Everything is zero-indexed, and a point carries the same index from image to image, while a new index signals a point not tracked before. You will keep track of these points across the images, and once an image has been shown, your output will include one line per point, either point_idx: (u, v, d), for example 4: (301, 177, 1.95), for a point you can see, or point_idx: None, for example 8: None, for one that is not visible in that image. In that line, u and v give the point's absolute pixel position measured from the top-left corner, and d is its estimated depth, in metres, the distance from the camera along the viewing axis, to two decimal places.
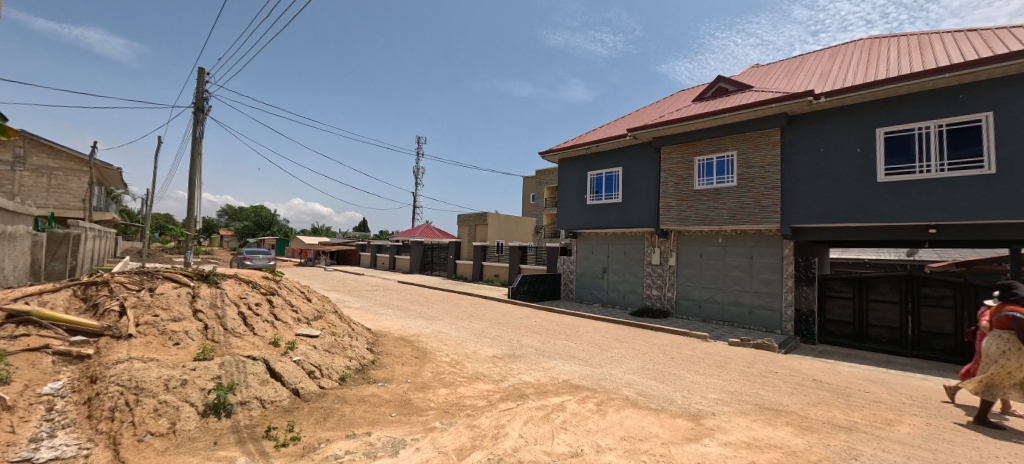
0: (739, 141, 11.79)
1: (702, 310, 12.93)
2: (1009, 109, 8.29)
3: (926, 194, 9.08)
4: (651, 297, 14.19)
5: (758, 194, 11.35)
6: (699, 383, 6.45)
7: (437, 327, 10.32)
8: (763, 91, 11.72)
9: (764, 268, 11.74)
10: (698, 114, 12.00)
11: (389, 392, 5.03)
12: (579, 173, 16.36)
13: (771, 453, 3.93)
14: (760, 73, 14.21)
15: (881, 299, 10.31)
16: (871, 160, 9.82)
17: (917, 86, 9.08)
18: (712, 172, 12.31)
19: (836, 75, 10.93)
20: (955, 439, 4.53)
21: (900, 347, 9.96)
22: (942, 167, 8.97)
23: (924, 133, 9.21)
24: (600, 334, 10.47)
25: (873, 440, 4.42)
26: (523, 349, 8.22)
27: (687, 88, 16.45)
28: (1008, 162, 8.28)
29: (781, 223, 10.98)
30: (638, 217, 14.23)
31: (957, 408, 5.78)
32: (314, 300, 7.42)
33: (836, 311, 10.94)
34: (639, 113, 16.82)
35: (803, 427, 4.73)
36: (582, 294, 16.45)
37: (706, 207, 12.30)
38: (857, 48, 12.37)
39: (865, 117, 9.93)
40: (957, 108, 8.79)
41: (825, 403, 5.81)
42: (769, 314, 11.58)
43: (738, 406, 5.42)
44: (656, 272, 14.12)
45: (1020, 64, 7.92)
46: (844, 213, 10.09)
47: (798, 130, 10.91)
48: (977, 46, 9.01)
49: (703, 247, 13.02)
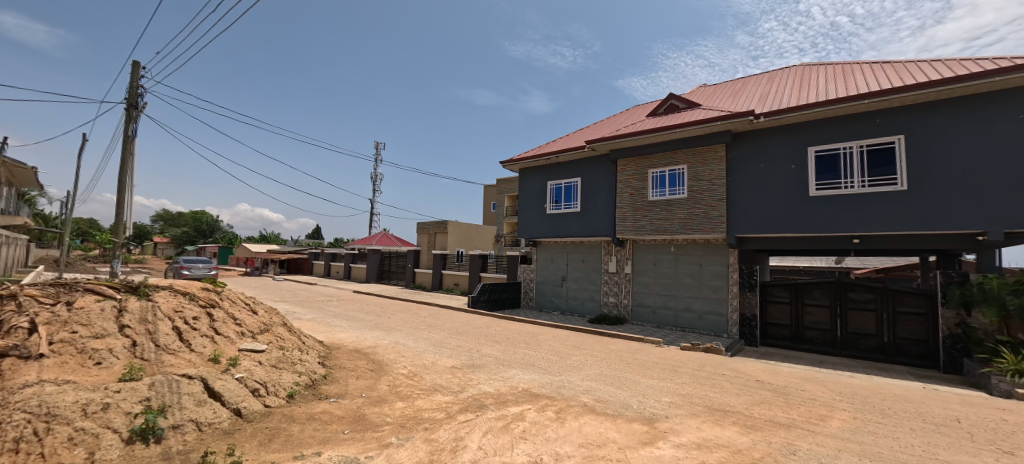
0: (689, 155, 12.41)
1: (656, 316, 13.39)
2: (916, 134, 9.33)
3: (850, 208, 9.95)
4: (608, 304, 14.53)
5: (706, 205, 11.95)
6: (653, 388, 6.66)
7: (394, 338, 10.02)
8: (710, 109, 12.44)
9: (712, 275, 12.36)
10: (651, 128, 12.54)
11: (341, 408, 4.79)
12: (540, 182, 16.57)
13: (719, 452, 4.10)
14: (708, 93, 15.08)
15: (814, 303, 11.13)
16: (804, 176, 10.65)
17: (842, 110, 10.01)
18: (665, 184, 12.86)
19: (774, 97, 11.80)
20: (879, 431, 4.95)
21: (832, 347, 10.79)
22: (863, 184, 9.89)
23: (848, 153, 10.12)
24: (559, 341, 10.58)
25: (809, 435, 4.73)
26: (482, 359, 8.15)
27: (641, 104, 17.21)
28: (917, 180, 9.27)
29: (726, 233, 11.62)
30: (596, 226, 14.59)
31: (882, 403, 6.32)
32: (260, 312, 6.97)
33: (776, 315, 11.68)
34: (596, 125, 17.35)
35: (748, 426, 4.98)
36: (542, 302, 16.57)
37: (659, 217, 12.81)
38: (791, 74, 13.46)
39: (799, 136, 10.78)
40: (875, 131, 9.76)
41: (768, 402, 6.17)
42: (718, 319, 12.18)
43: (689, 408, 5.64)
44: (613, 279, 14.49)
45: (925, 93, 8.95)
46: (781, 224, 10.85)
47: (741, 146, 11.65)
48: (891, 77, 10.07)
49: (656, 255, 13.53)
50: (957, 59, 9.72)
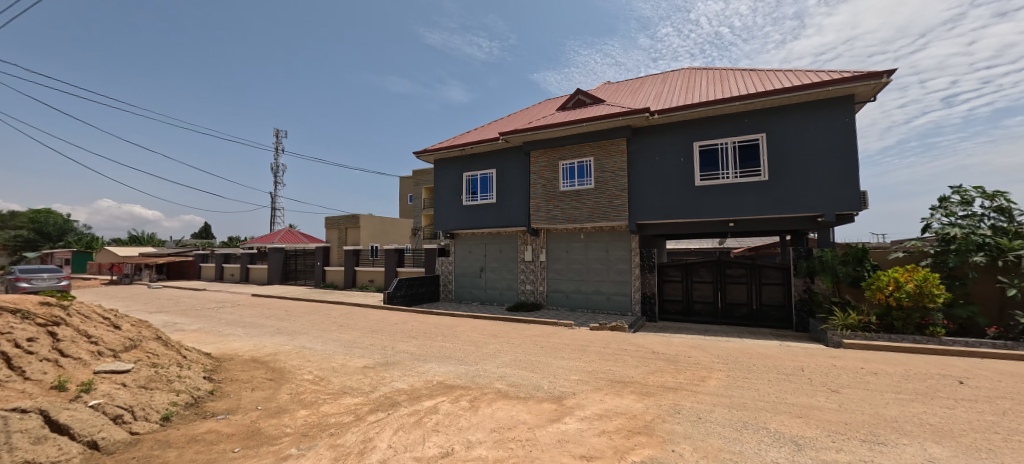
0: (595, 148, 13.18)
1: (570, 300, 14.15)
2: (774, 132, 10.99)
3: (727, 196, 11.42)
4: (525, 292, 15.02)
5: (611, 195, 12.83)
6: (564, 368, 7.06)
7: (300, 342, 9.29)
8: (613, 106, 13.31)
9: (618, 259, 13.37)
10: (559, 122, 13.07)
11: (230, 426, 4.35)
12: (454, 174, 16.41)
13: (618, 419, 4.49)
14: (610, 90, 16.11)
15: (701, 280, 12.62)
16: (691, 168, 11.94)
17: (719, 111, 11.39)
18: (574, 175, 13.54)
19: (666, 97, 13.01)
20: (745, 385, 5.83)
21: (714, 316, 12.35)
22: (737, 175, 11.39)
23: (725, 148, 11.58)
24: (477, 332, 10.69)
25: (691, 395, 5.41)
26: (397, 355, 7.93)
27: (552, 99, 17.89)
28: (776, 172, 10.93)
29: (629, 220, 12.62)
30: (512, 217, 14.90)
31: (749, 361, 7.43)
32: (124, 327, 5.99)
33: (671, 292, 13.01)
34: (510, 117, 17.65)
35: (643, 393, 5.54)
36: (462, 294, 16.55)
37: (570, 207, 13.48)
38: (680, 77, 14.96)
39: (686, 133, 12.05)
40: (745, 130, 11.29)
41: (661, 370, 6.89)
42: (623, 299, 13.24)
43: (594, 383, 6.09)
44: (529, 268, 14.97)
45: (781, 98, 10.58)
46: (674, 211, 12.08)
47: (639, 141, 12.69)
48: (755, 83, 11.67)
49: (568, 243, 14.25)
50: (803, 70, 11.58)
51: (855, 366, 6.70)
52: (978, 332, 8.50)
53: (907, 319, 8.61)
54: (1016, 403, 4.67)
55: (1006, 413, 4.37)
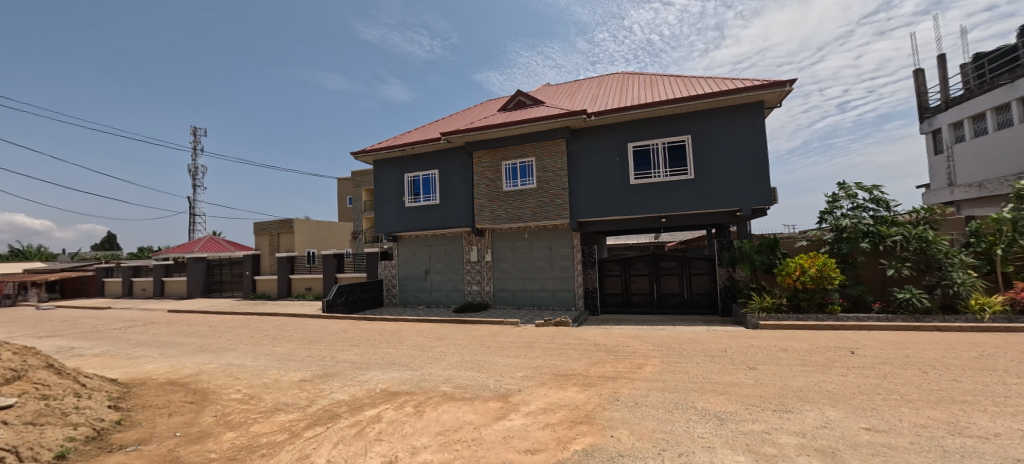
0: (537, 148, 13.42)
1: (516, 299, 14.32)
2: (699, 134, 11.87)
3: (659, 194, 12.15)
4: (472, 292, 14.97)
5: (553, 194, 13.14)
6: (510, 365, 7.15)
7: (227, 359, 8.58)
8: (552, 107, 13.63)
9: (561, 257, 13.75)
10: (501, 122, 13.16)
11: (142, 457, 3.93)
12: (396, 175, 15.93)
13: (562, 412, 4.63)
14: (550, 92, 16.50)
15: (638, 273, 13.32)
16: (626, 168, 12.55)
17: (650, 113, 12.08)
18: (517, 175, 13.70)
19: (602, 100, 13.57)
20: (676, 368, 6.27)
21: (651, 306, 13.10)
22: (667, 174, 12.15)
23: (656, 149, 12.31)
24: (423, 335, 10.49)
25: (629, 382, 5.72)
26: (337, 366, 7.58)
27: (493, 99, 17.98)
28: (701, 171, 11.80)
29: (570, 218, 13.01)
30: (456, 217, 14.78)
31: (681, 347, 7.97)
32: (4, 357, 5.19)
33: (611, 286, 13.60)
34: (452, 117, 17.49)
35: (584, 384, 5.75)
36: (406, 298, 16.14)
37: (513, 207, 13.62)
38: (614, 81, 15.68)
39: (621, 134, 12.65)
40: (673, 132, 12.09)
41: (602, 361, 7.20)
42: (567, 294, 13.64)
43: (539, 378, 6.23)
44: (474, 268, 14.94)
45: (704, 103, 11.44)
46: (611, 208, 12.64)
47: (578, 141, 13.12)
48: (681, 88, 12.53)
49: (513, 242, 14.40)
50: (722, 77, 12.62)
51: (770, 344, 7.43)
52: (866, 307, 9.77)
53: (811, 299, 9.73)
54: (893, 367, 5.42)
55: (886, 376, 5.08)
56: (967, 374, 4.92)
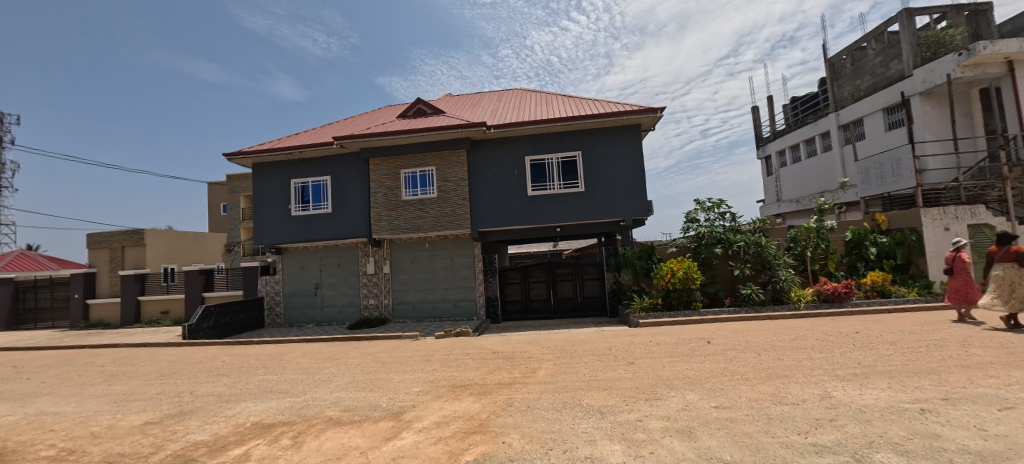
0: (437, 158, 13.23)
1: (416, 311, 13.86)
2: (588, 151, 12.86)
3: (554, 205, 12.84)
4: (368, 307, 14.10)
5: (454, 204, 13.05)
6: (405, 381, 6.85)
7: (39, 407, 6.81)
8: (452, 117, 13.63)
9: (462, 266, 13.71)
10: (399, 129, 12.74)
11: None
12: (280, 182, 14.39)
13: (456, 424, 4.56)
14: (451, 102, 16.51)
15: (536, 280, 13.86)
16: (524, 180, 13.03)
17: (545, 129, 12.77)
18: (417, 184, 13.32)
19: (501, 113, 13.98)
20: (567, 369, 6.61)
21: (550, 311, 13.72)
22: (561, 187, 12.91)
23: (551, 163, 13.02)
24: (310, 357, 9.56)
25: (524, 386, 5.87)
26: (198, 401, 6.50)
27: (392, 105, 17.41)
28: (590, 184, 12.78)
29: (471, 228, 13.04)
30: (351, 227, 13.84)
31: (572, 348, 8.48)
32: None
33: (512, 293, 13.92)
34: (346, 121, 16.47)
35: (480, 393, 5.75)
36: (292, 317, 14.58)
37: (413, 216, 13.21)
38: (513, 96, 16.31)
39: (519, 147, 13.13)
40: (566, 148, 12.94)
41: (499, 368, 7.30)
42: (469, 304, 13.62)
43: (435, 391, 6.08)
44: (371, 281, 14.12)
45: (592, 122, 12.48)
46: (511, 218, 13.01)
47: (479, 152, 13.27)
48: (573, 108, 13.51)
49: (413, 253, 13.95)
50: (606, 100, 13.92)
51: (647, 340, 8.28)
52: (720, 302, 11.47)
53: (680, 298, 11.11)
54: (737, 352, 6.44)
55: (732, 359, 5.99)
56: (787, 353, 6.03)
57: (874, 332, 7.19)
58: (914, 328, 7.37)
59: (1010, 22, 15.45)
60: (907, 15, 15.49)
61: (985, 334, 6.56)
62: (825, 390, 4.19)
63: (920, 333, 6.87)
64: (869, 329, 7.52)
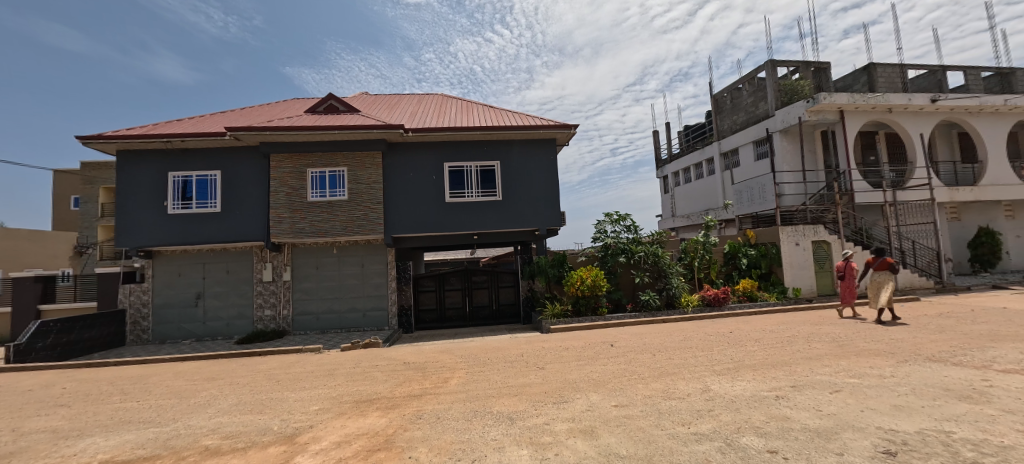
0: (349, 158, 12.50)
1: (320, 323, 12.85)
2: (506, 161, 13.13)
3: (472, 212, 12.86)
4: (263, 319, 12.73)
5: (366, 208, 12.40)
6: (302, 400, 6.28)
7: None
8: (367, 117, 13.01)
9: (373, 273, 13.06)
10: (307, 125, 11.82)
11: None
12: (156, 174, 12.45)
13: (359, 442, 4.29)
14: (366, 101, 15.78)
15: (452, 288, 13.69)
16: (442, 186, 12.87)
17: (465, 137, 12.79)
18: (325, 185, 12.43)
19: (420, 117, 13.71)
20: (479, 377, 6.61)
21: (465, 320, 13.61)
22: (479, 195, 13.00)
23: (470, 171, 13.04)
24: (185, 378, 8.32)
25: (435, 397, 5.74)
26: (25, 440, 5.28)
27: (299, 99, 16.14)
28: (508, 193, 13.03)
29: (384, 234, 12.50)
30: (244, 230, 12.44)
31: (485, 356, 8.51)
32: None
33: (426, 302, 13.56)
34: (243, 112, 14.87)
35: (388, 407, 5.49)
36: (166, 332, 12.61)
37: (320, 219, 12.28)
38: (433, 101, 16.10)
39: (438, 153, 12.96)
40: (485, 157, 13.08)
41: (409, 379, 7.04)
42: (380, 314, 12.99)
43: (337, 408, 5.67)
44: (267, 290, 12.79)
45: (511, 133, 12.80)
46: (427, 225, 12.73)
47: (395, 156, 12.83)
48: (492, 118, 13.74)
49: (318, 259, 12.96)
50: (524, 113, 14.40)
51: (556, 345, 8.63)
52: (623, 308, 12.38)
53: (588, 304, 11.77)
54: (635, 353, 7.00)
55: (630, 360, 6.50)
56: (676, 353, 6.69)
57: (744, 331, 8.32)
58: (773, 327, 8.68)
59: (842, 79, 19.11)
60: (771, 65, 18.37)
61: (823, 330, 7.95)
62: (706, 384, 4.71)
63: (777, 331, 8.10)
64: (740, 329, 8.69)
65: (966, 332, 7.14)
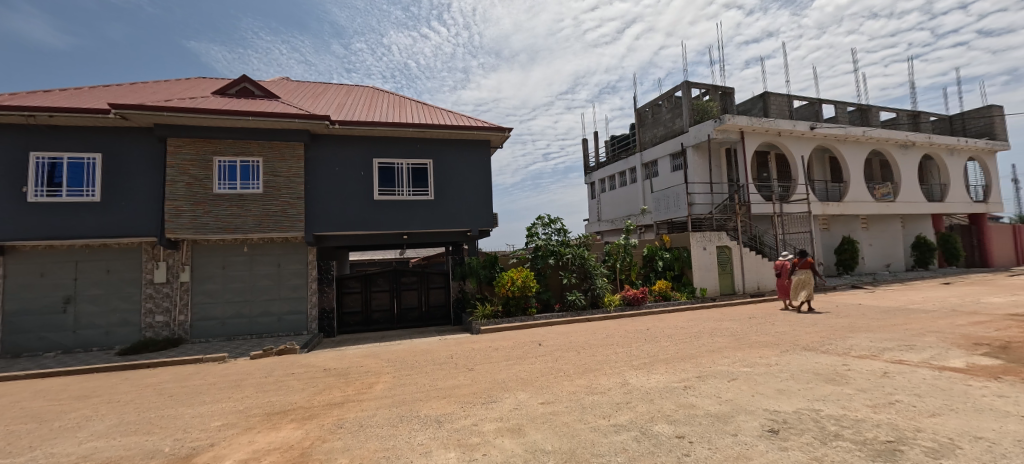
0: (265, 148, 11.52)
1: (226, 328, 11.68)
2: (439, 160, 12.97)
3: (401, 211, 12.50)
4: (155, 325, 11.28)
5: (284, 203, 11.53)
6: (204, 415, 5.68)
7: None
8: (288, 104, 12.10)
9: (291, 274, 12.15)
10: (217, 109, 10.70)
11: None
12: (13, 155, 10.48)
13: (270, 458, 3.99)
14: (287, 87, 14.65)
15: (378, 289, 13.18)
16: (370, 182, 12.36)
17: (397, 133, 12.41)
18: (235, 176, 11.34)
19: (347, 110, 13.04)
20: (406, 381, 6.45)
21: (392, 322, 13.18)
22: (410, 194, 12.70)
23: (400, 168, 12.68)
24: (50, 397, 7.09)
25: (358, 404, 5.51)
26: None
27: (206, 80, 14.54)
28: (440, 193, 12.86)
29: (304, 231, 11.70)
30: (133, 224, 10.95)
31: (413, 359, 8.32)
32: None
33: (350, 304, 12.92)
34: (134, 88, 13.05)
35: (304, 418, 5.15)
36: (22, 343, 10.67)
37: (228, 214, 11.17)
38: (363, 93, 15.40)
39: (367, 148, 12.43)
40: (417, 155, 12.80)
41: (330, 387, 6.67)
42: (297, 317, 12.12)
43: (245, 423, 5.21)
44: (160, 292, 11.36)
45: (445, 132, 12.68)
46: (353, 223, 12.15)
47: (318, 148, 12.08)
48: (426, 115, 13.48)
49: (225, 258, 11.77)
50: (459, 113, 14.32)
51: (486, 345, 8.71)
52: (551, 308, 12.79)
53: (518, 305, 12.00)
54: (561, 351, 7.30)
55: (557, 358, 6.76)
56: (598, 350, 7.09)
57: (658, 328, 9.06)
58: (683, 324, 9.54)
59: (743, 104, 21.45)
60: (686, 85, 20.09)
61: (724, 325, 8.90)
62: (624, 378, 5.05)
63: (686, 327, 8.92)
64: (655, 326, 9.44)
65: (833, 325, 8.41)
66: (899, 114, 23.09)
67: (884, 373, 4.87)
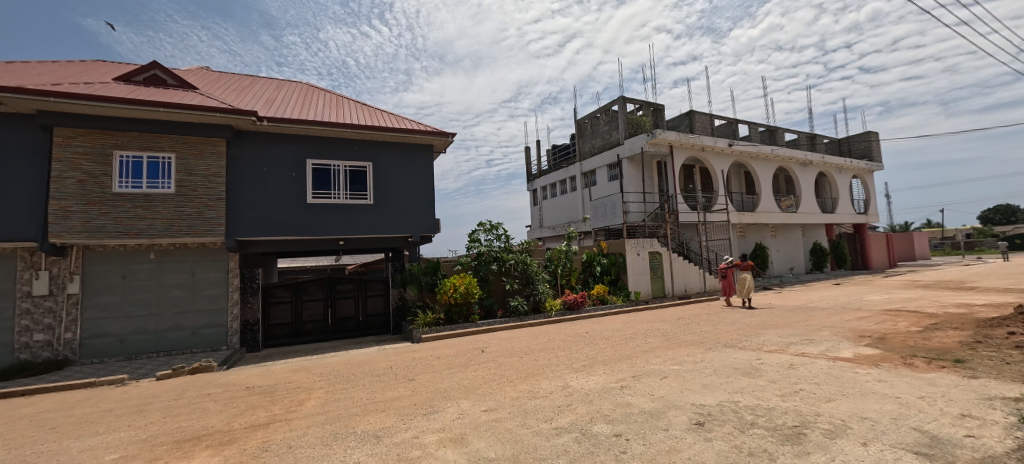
0: (180, 144, 10.51)
1: (126, 346, 10.41)
2: (379, 163, 12.59)
3: (336, 215, 11.95)
4: (34, 345, 9.79)
5: (201, 205, 10.57)
6: (99, 448, 5.02)
7: None
8: (208, 97, 11.14)
9: (207, 283, 11.13)
10: (122, 98, 9.60)
11: None
12: None
13: None
14: (208, 79, 13.47)
15: (310, 298, 12.45)
16: (303, 184, 11.71)
17: (333, 133, 11.88)
18: (142, 174, 10.22)
19: (278, 106, 12.28)
20: (340, 396, 6.15)
21: (325, 333, 12.50)
22: (347, 197, 12.20)
23: (336, 170, 12.15)
24: None
25: (287, 424, 5.17)
26: None
27: (107, 65, 12.97)
28: (379, 197, 12.47)
29: (226, 236, 10.80)
30: (7, 226, 9.44)
31: (348, 372, 7.95)
32: None
33: (278, 316, 12.08)
34: (13, 69, 11.31)
35: (222, 443, 4.73)
36: None
37: (131, 216, 10.03)
38: (296, 90, 14.55)
39: (299, 147, 11.77)
40: (355, 156, 12.32)
41: (254, 406, 6.18)
42: (215, 331, 11.11)
43: (151, 453, 4.68)
44: (42, 307, 9.89)
45: (386, 135, 12.35)
46: (283, 227, 11.41)
47: (244, 146, 11.24)
48: (365, 116, 13.04)
49: (126, 266, 10.51)
50: (400, 115, 14.01)
51: (428, 354, 8.55)
52: (493, 314, 12.84)
53: (460, 312, 11.90)
54: (503, 357, 7.36)
55: (499, 364, 6.81)
56: (540, 354, 7.24)
57: (597, 331, 9.43)
58: (618, 326, 10.02)
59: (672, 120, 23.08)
60: (622, 100, 21.24)
61: (656, 327, 9.46)
62: (564, 381, 5.21)
63: (622, 329, 9.38)
64: (594, 329, 9.82)
65: (749, 323, 9.26)
66: (800, 135, 26.05)
67: (791, 366, 5.47)
